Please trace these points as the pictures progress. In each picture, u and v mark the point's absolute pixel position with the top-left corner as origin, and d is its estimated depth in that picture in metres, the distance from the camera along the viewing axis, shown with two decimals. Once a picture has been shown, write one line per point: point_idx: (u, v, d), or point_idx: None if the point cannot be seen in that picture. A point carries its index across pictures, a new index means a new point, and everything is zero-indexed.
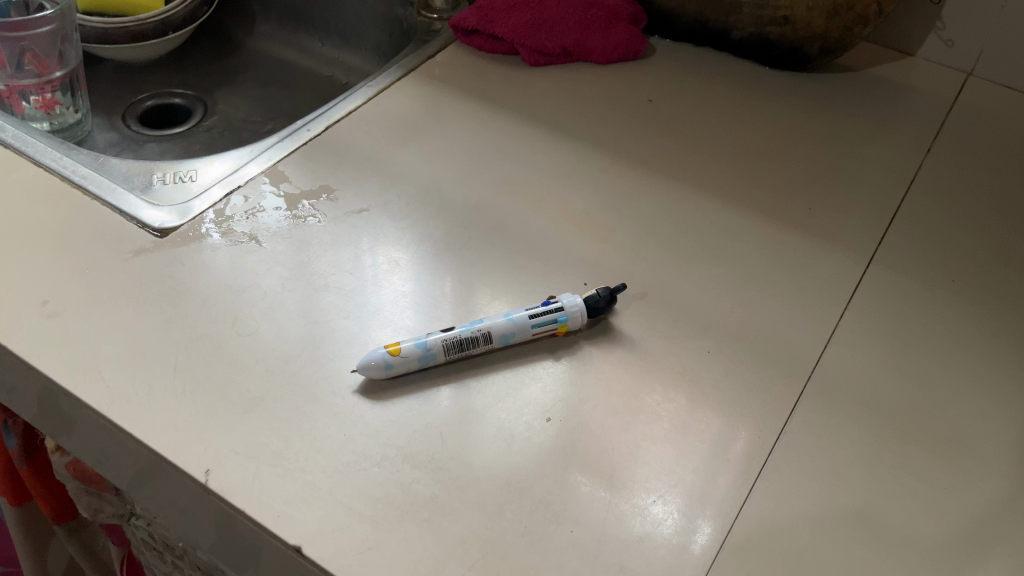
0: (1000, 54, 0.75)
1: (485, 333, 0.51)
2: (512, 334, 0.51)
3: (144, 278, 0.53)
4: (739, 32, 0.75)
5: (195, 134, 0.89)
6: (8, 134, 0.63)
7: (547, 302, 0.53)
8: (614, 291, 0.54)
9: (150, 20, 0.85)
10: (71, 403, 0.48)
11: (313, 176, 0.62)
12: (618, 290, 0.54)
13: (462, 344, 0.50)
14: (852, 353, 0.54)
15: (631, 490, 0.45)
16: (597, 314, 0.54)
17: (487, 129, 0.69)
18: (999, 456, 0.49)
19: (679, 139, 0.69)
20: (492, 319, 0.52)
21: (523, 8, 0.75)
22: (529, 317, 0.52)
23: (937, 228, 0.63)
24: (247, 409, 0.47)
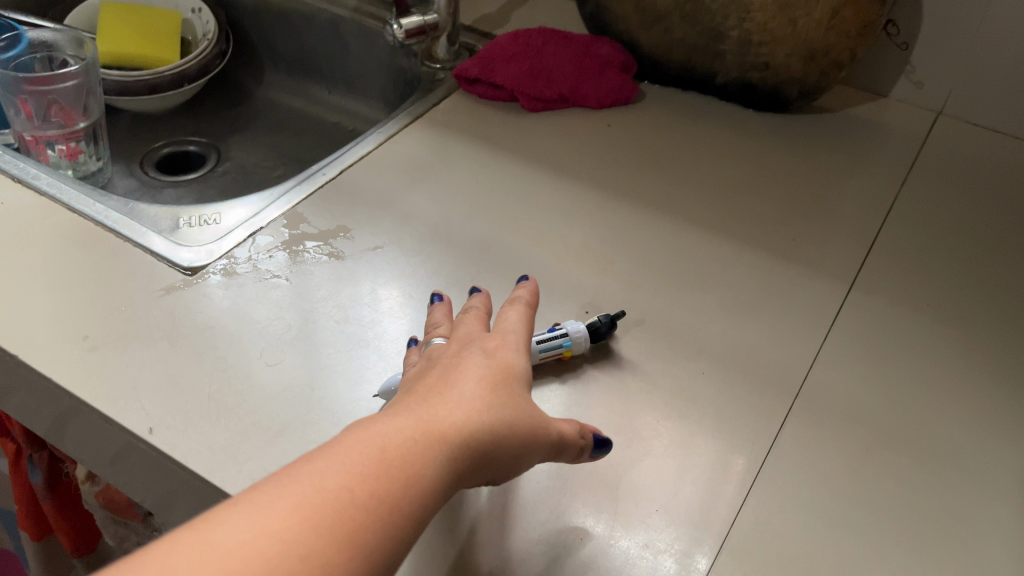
0: (967, 93, 0.80)
1: None
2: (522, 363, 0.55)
3: (176, 313, 0.57)
4: (723, 77, 0.80)
5: (209, 179, 0.93)
6: (43, 182, 0.67)
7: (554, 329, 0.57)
8: (614, 318, 0.58)
9: (167, 72, 0.90)
10: (113, 431, 0.51)
11: (330, 216, 0.67)
12: (618, 315, 0.58)
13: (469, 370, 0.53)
14: (837, 372, 0.57)
15: (634, 501, 0.49)
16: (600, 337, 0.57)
17: (490, 170, 0.73)
18: (973, 463, 0.53)
19: (670, 176, 0.74)
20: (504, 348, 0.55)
21: (521, 58, 0.80)
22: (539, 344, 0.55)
23: (912, 255, 0.67)
24: (278, 433, 0.50)
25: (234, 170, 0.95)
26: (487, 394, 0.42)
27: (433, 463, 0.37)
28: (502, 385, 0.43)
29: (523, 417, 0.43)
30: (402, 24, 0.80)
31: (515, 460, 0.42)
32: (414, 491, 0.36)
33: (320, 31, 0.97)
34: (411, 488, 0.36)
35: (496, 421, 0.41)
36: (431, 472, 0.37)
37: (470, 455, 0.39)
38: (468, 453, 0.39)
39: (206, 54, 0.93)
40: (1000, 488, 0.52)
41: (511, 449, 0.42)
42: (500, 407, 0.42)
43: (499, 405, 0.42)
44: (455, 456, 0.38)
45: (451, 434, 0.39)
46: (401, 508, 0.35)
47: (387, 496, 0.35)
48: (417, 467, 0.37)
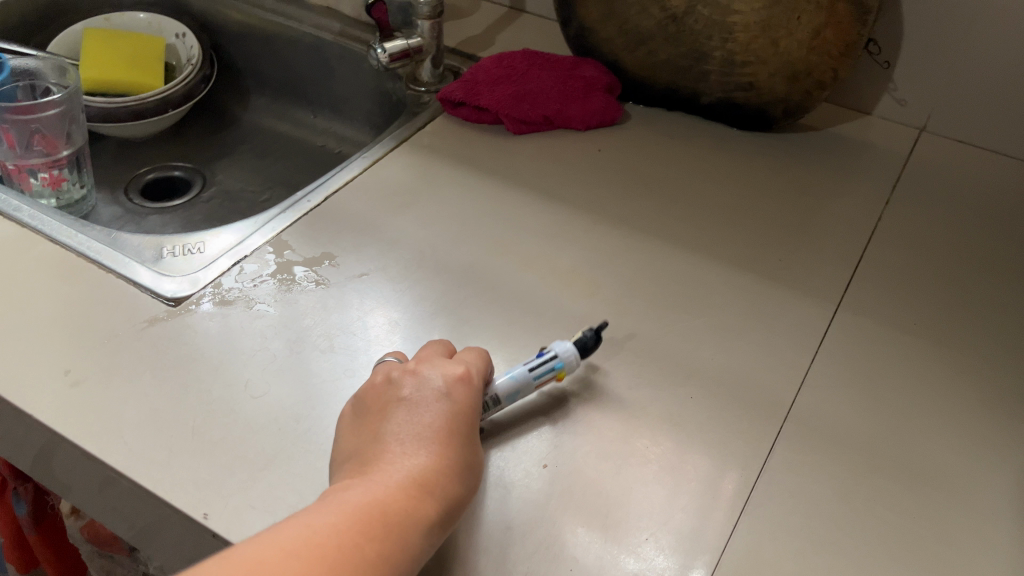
0: (949, 111, 0.81)
1: (492, 396, 0.53)
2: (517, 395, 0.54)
3: (160, 345, 0.57)
4: (708, 97, 0.80)
5: (195, 204, 0.93)
6: (25, 213, 0.66)
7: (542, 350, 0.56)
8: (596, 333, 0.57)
9: (152, 97, 0.89)
10: (96, 469, 0.51)
11: (315, 243, 0.66)
12: (602, 328, 0.57)
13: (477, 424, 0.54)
14: (826, 395, 0.57)
15: (625, 530, 0.49)
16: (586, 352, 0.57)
17: (476, 194, 0.73)
18: (963, 485, 0.53)
19: (656, 198, 0.74)
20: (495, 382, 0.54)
21: (506, 81, 0.80)
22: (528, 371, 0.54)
23: (899, 274, 0.67)
24: (263, 467, 0.50)
25: (220, 195, 0.95)
26: (456, 444, 0.47)
27: (418, 521, 0.44)
28: (464, 430, 0.48)
29: (480, 460, 0.48)
30: (386, 48, 0.80)
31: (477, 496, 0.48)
32: (404, 551, 0.43)
33: (305, 55, 0.97)
34: (403, 548, 0.43)
35: (463, 472, 0.47)
36: (416, 531, 0.43)
37: (446, 507, 0.45)
38: (444, 506, 0.45)
39: (191, 80, 0.93)
40: (991, 510, 0.51)
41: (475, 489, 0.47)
42: (464, 458, 0.47)
43: (465, 453, 0.47)
44: (434, 511, 0.44)
45: (429, 493, 0.45)
46: (395, 568, 0.42)
47: (383, 560, 0.41)
48: (405, 530, 0.43)
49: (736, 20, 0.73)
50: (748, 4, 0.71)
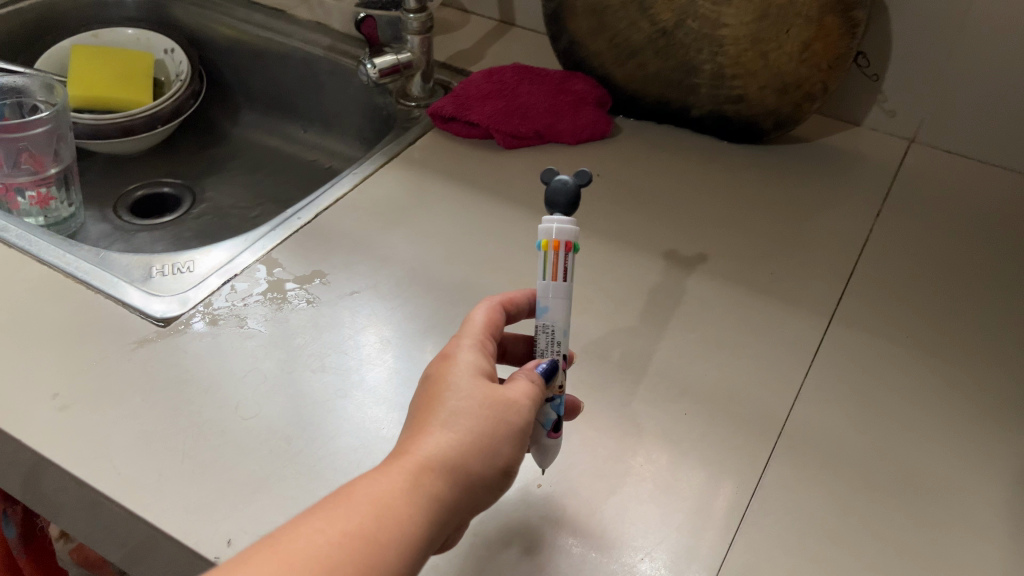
0: (939, 122, 0.81)
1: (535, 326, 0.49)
2: (548, 310, 0.48)
3: (150, 366, 0.56)
4: (698, 110, 0.80)
5: (185, 221, 0.92)
6: (12, 234, 0.66)
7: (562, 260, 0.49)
8: (571, 180, 0.48)
9: (140, 114, 0.89)
10: (85, 493, 0.50)
11: (306, 261, 0.66)
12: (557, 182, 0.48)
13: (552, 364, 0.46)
14: (820, 410, 0.57)
15: (621, 550, 0.48)
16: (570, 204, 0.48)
17: (467, 210, 0.73)
18: (959, 500, 0.52)
19: (648, 212, 0.73)
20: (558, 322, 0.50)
21: (496, 96, 0.81)
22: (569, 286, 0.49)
23: (891, 286, 0.67)
24: (255, 490, 0.49)
25: (210, 211, 0.94)
26: (455, 406, 0.41)
27: (404, 492, 0.38)
28: (465, 388, 0.42)
29: (487, 421, 0.41)
30: (375, 64, 0.80)
31: (499, 461, 0.41)
32: (386, 525, 0.37)
33: (295, 70, 0.97)
34: (385, 520, 0.37)
35: (461, 434, 0.40)
36: (403, 501, 0.38)
37: (443, 475, 0.39)
38: (439, 473, 0.39)
39: (180, 95, 0.92)
40: (987, 525, 0.51)
41: (488, 453, 0.41)
42: (464, 418, 0.41)
43: (467, 414, 0.41)
44: (426, 479, 0.39)
45: (418, 460, 0.39)
46: (377, 545, 0.36)
47: (358, 533, 0.36)
48: (385, 499, 0.37)
49: (726, 33, 0.73)
50: (737, 17, 0.72)
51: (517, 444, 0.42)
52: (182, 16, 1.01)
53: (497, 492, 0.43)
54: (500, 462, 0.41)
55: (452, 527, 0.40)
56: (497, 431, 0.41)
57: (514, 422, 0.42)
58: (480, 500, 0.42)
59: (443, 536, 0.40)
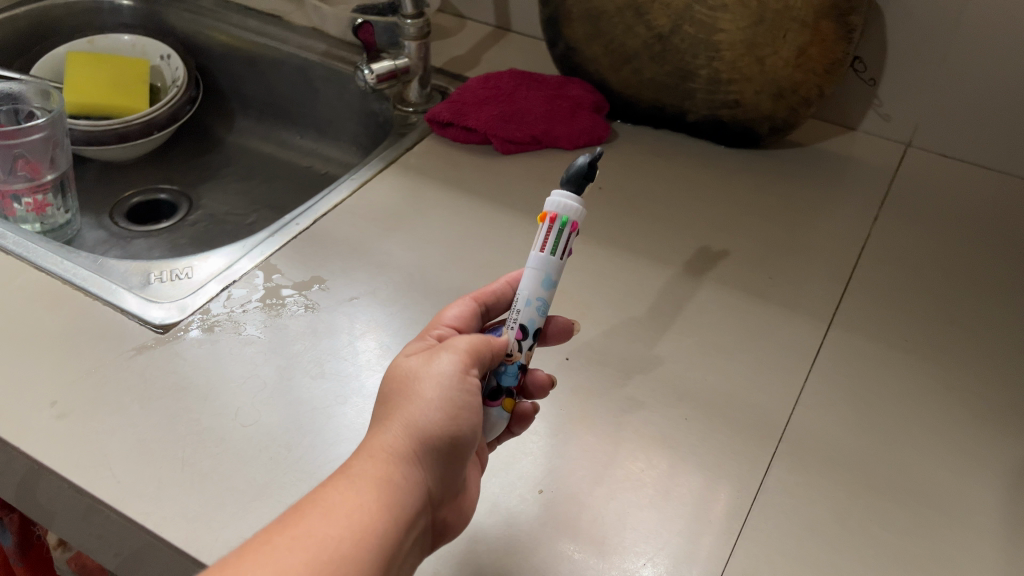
0: (934, 127, 0.82)
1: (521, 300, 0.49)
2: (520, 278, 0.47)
3: (148, 373, 0.56)
4: (694, 115, 0.81)
5: (181, 227, 0.92)
6: (9, 241, 0.66)
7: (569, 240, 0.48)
8: (588, 156, 0.47)
9: (136, 121, 0.89)
10: (84, 501, 0.50)
11: (304, 268, 0.66)
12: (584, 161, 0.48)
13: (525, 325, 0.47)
14: (819, 414, 0.57)
15: (621, 555, 0.48)
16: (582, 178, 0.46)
17: (464, 216, 0.73)
18: (958, 503, 0.52)
19: (645, 217, 0.74)
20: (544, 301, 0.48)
21: (493, 102, 0.80)
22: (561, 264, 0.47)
23: (888, 290, 0.68)
24: (255, 497, 0.49)
25: (206, 218, 0.94)
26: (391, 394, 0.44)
27: (347, 486, 0.40)
28: (391, 377, 0.45)
29: (414, 393, 0.43)
30: (372, 69, 0.80)
31: (439, 420, 0.43)
32: (334, 515, 0.38)
33: (291, 76, 0.97)
34: (333, 511, 0.39)
35: (394, 417, 0.43)
36: (348, 492, 0.40)
37: (383, 457, 0.41)
38: (380, 457, 0.41)
39: (176, 101, 0.92)
40: (986, 529, 0.51)
41: (423, 417, 0.43)
42: (394, 402, 0.43)
43: (402, 395, 0.44)
44: (368, 467, 0.41)
45: (361, 456, 0.42)
46: (330, 535, 0.38)
47: (308, 531, 0.37)
48: (330, 497, 0.39)
49: (722, 39, 0.73)
50: (733, 22, 0.72)
51: (455, 398, 0.43)
52: (178, 23, 1.01)
53: (464, 454, 0.44)
54: (440, 420, 0.43)
55: (418, 498, 0.42)
56: (424, 395, 0.43)
57: (443, 377, 0.44)
58: (445, 466, 0.43)
59: (414, 509, 0.41)
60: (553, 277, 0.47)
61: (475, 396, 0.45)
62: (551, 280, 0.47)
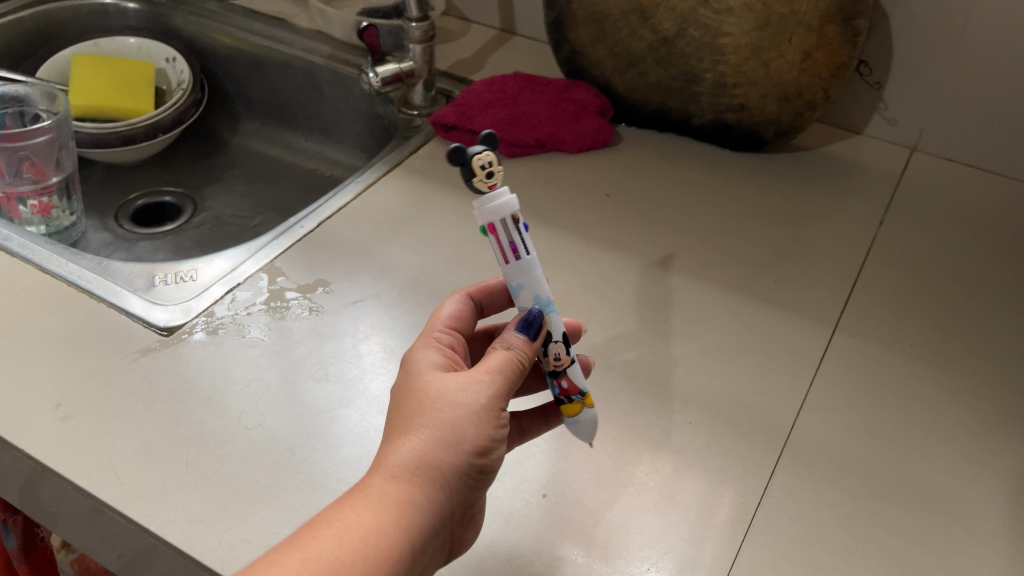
0: (940, 131, 0.81)
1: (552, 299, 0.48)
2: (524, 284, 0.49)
3: (152, 375, 0.56)
4: (699, 118, 0.81)
5: (186, 230, 0.92)
6: (15, 244, 0.66)
7: (524, 227, 0.46)
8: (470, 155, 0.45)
9: (141, 123, 0.89)
10: (87, 503, 0.50)
11: (309, 270, 0.66)
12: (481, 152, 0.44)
13: (530, 324, 0.46)
14: (824, 419, 0.57)
15: (626, 560, 0.48)
16: (472, 179, 0.45)
17: (469, 218, 0.73)
18: (963, 509, 0.52)
19: (649, 221, 0.73)
20: (547, 292, 0.48)
21: (498, 105, 0.80)
22: (526, 255, 0.47)
23: (894, 295, 0.67)
24: (258, 500, 0.49)
25: (211, 220, 0.94)
26: (416, 410, 0.43)
27: (365, 507, 0.40)
28: (420, 388, 0.44)
29: (444, 414, 0.43)
30: (377, 73, 0.80)
31: (468, 445, 0.42)
32: (349, 538, 0.38)
33: (296, 79, 0.97)
34: (348, 534, 0.38)
35: (422, 434, 0.42)
36: (365, 514, 0.39)
37: (406, 478, 0.41)
38: (401, 479, 0.41)
39: (180, 104, 0.92)
40: (992, 536, 0.51)
41: (454, 441, 0.42)
42: (418, 420, 0.43)
43: (426, 415, 0.43)
44: (388, 490, 0.40)
45: (380, 475, 0.41)
46: (342, 561, 0.37)
47: (319, 555, 0.37)
48: (345, 519, 0.39)
49: (727, 42, 0.73)
50: (738, 26, 0.72)
51: (486, 424, 0.43)
52: (184, 26, 1.01)
53: (487, 478, 0.44)
54: (470, 446, 0.43)
55: (436, 522, 0.41)
56: (456, 420, 0.43)
57: (477, 403, 0.43)
58: (468, 490, 0.43)
59: (429, 534, 0.41)
60: (518, 282, 0.47)
61: (504, 423, 0.44)
62: (520, 283, 0.47)
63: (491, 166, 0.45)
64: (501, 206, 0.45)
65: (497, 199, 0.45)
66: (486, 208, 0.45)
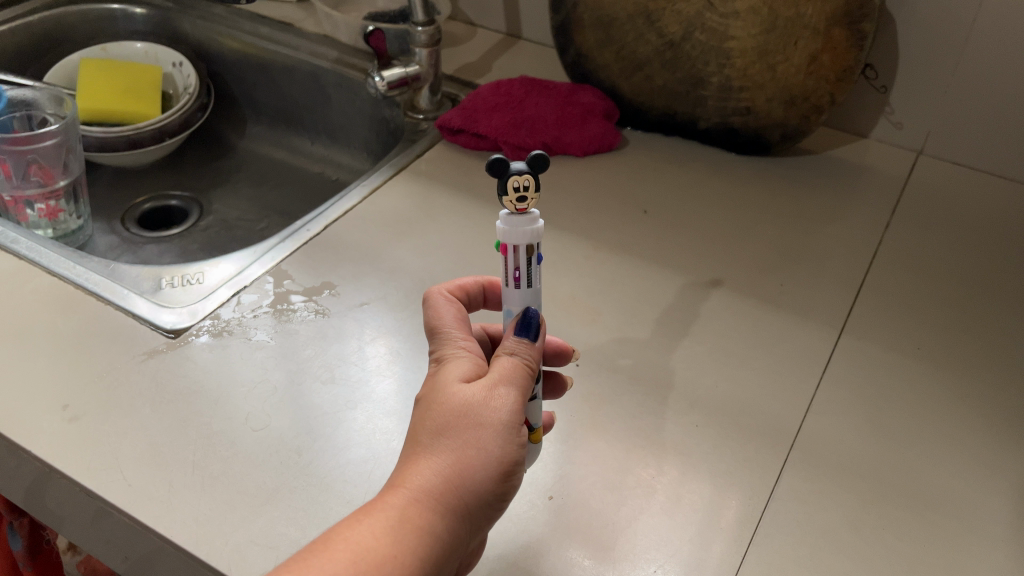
0: (946, 134, 0.81)
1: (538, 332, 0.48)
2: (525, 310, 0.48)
3: (160, 378, 0.56)
4: (705, 122, 0.81)
5: (192, 234, 0.92)
6: (22, 246, 0.66)
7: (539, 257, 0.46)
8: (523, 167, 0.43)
9: (148, 128, 0.89)
10: (93, 504, 0.50)
11: (315, 273, 0.66)
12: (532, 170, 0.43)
13: (529, 327, 0.46)
14: (831, 421, 0.57)
15: (631, 562, 0.48)
16: (503, 198, 0.44)
17: (474, 221, 0.73)
18: (971, 512, 0.52)
19: (655, 223, 0.73)
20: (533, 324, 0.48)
21: (504, 109, 0.80)
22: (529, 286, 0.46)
23: (901, 297, 0.67)
24: (265, 502, 0.49)
25: (217, 224, 0.94)
26: (440, 426, 0.42)
27: (384, 530, 0.39)
28: (444, 400, 0.43)
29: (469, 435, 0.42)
30: (382, 77, 0.81)
31: (491, 470, 0.42)
32: (363, 562, 0.38)
33: (301, 84, 0.97)
34: (363, 558, 0.38)
35: (446, 455, 0.42)
36: (382, 536, 0.39)
37: (426, 501, 0.40)
38: (422, 503, 0.40)
39: (187, 108, 0.92)
40: (1000, 539, 0.51)
41: (476, 463, 0.42)
42: (444, 438, 0.42)
43: (451, 433, 0.42)
44: (410, 514, 0.40)
45: (402, 496, 0.40)
46: None
47: None
48: (363, 545, 0.38)
49: (733, 46, 0.74)
50: (744, 29, 0.72)
51: (510, 449, 0.43)
52: (190, 30, 1.02)
53: (502, 504, 0.44)
54: (493, 472, 0.42)
55: (454, 545, 0.41)
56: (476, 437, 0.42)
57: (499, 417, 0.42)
58: (484, 518, 0.43)
59: (446, 557, 0.41)
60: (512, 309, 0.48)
61: (525, 446, 0.44)
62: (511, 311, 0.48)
63: (527, 190, 0.43)
64: (532, 230, 0.44)
65: (526, 223, 0.44)
66: (513, 229, 0.44)
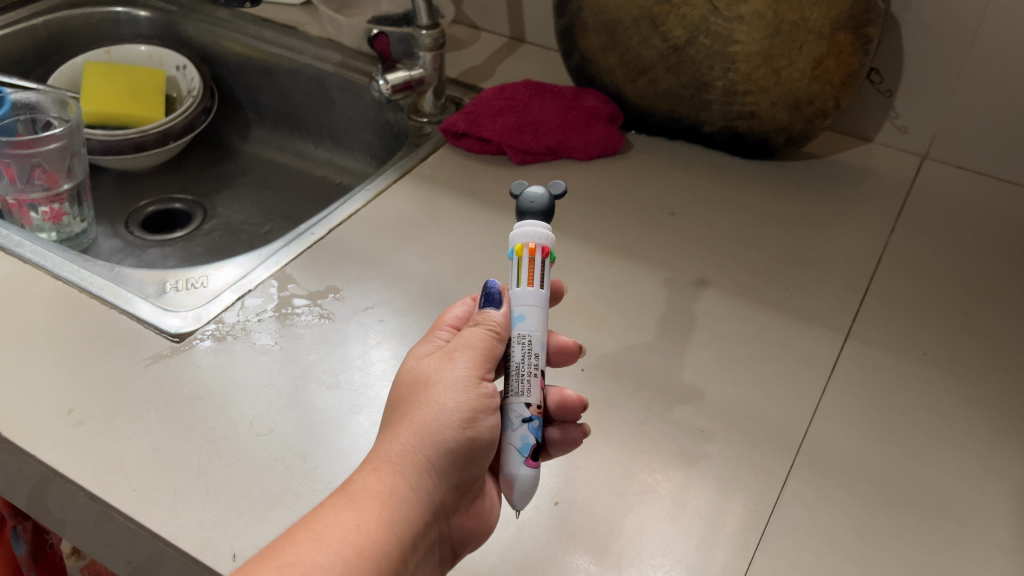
0: (951, 139, 0.81)
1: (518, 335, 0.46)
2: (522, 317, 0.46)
3: (164, 382, 0.56)
4: (709, 126, 0.81)
5: (195, 237, 0.92)
6: (27, 250, 0.66)
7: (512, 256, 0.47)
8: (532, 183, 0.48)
9: (152, 131, 0.89)
10: (97, 508, 0.50)
11: (320, 277, 0.66)
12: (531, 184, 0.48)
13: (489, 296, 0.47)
14: (837, 427, 0.57)
15: (637, 569, 0.48)
16: None
17: (478, 225, 0.73)
18: (978, 518, 0.52)
19: (658, 228, 0.73)
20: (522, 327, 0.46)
21: (508, 113, 0.80)
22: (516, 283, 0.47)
23: (906, 302, 0.67)
24: (270, 507, 0.49)
25: (220, 227, 0.94)
26: (405, 403, 0.45)
27: (346, 505, 0.41)
28: (407, 377, 0.46)
29: (424, 400, 0.44)
30: (387, 79, 0.80)
31: (449, 422, 0.43)
32: (328, 538, 0.39)
33: (305, 87, 0.97)
34: (329, 535, 0.39)
35: (402, 424, 0.44)
36: (344, 511, 0.41)
37: (385, 469, 0.42)
38: (385, 471, 0.42)
39: (191, 112, 0.92)
40: (1007, 545, 0.50)
41: (434, 424, 0.43)
42: (405, 408, 0.44)
43: (412, 406, 0.44)
44: (374, 483, 0.42)
45: (365, 469, 0.43)
46: (322, 561, 0.38)
47: (298, 558, 0.38)
48: (325, 519, 0.40)
49: (737, 50, 0.74)
50: (749, 33, 0.72)
51: (468, 397, 0.44)
52: (194, 33, 1.02)
53: (480, 457, 0.45)
54: (452, 422, 0.43)
55: (426, 507, 0.43)
56: (431, 400, 0.44)
57: (453, 380, 0.45)
58: (458, 470, 0.44)
59: (421, 519, 0.42)
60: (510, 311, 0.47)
61: (489, 397, 0.45)
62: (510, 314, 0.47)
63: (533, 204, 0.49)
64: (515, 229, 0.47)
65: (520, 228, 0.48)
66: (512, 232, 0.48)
